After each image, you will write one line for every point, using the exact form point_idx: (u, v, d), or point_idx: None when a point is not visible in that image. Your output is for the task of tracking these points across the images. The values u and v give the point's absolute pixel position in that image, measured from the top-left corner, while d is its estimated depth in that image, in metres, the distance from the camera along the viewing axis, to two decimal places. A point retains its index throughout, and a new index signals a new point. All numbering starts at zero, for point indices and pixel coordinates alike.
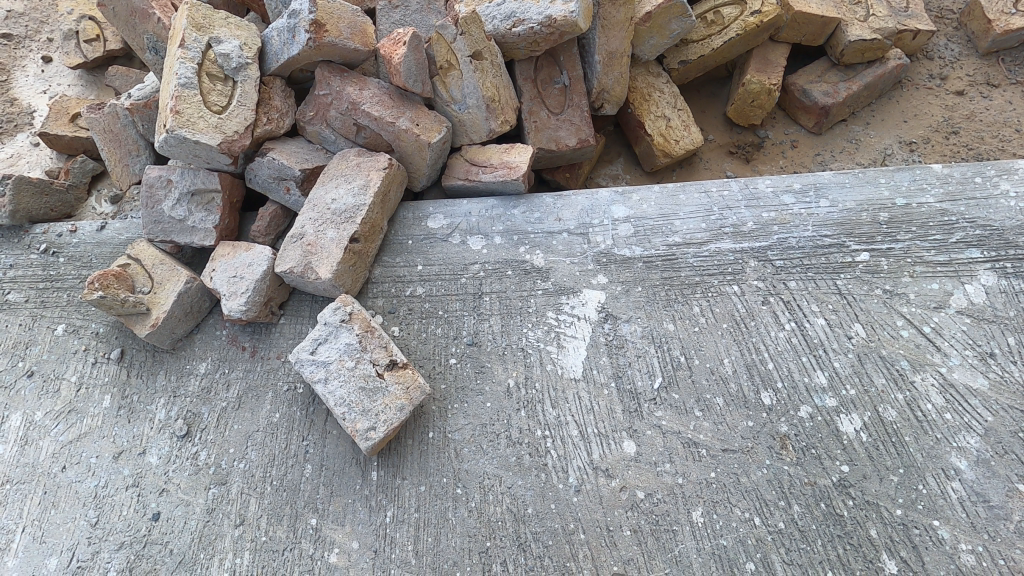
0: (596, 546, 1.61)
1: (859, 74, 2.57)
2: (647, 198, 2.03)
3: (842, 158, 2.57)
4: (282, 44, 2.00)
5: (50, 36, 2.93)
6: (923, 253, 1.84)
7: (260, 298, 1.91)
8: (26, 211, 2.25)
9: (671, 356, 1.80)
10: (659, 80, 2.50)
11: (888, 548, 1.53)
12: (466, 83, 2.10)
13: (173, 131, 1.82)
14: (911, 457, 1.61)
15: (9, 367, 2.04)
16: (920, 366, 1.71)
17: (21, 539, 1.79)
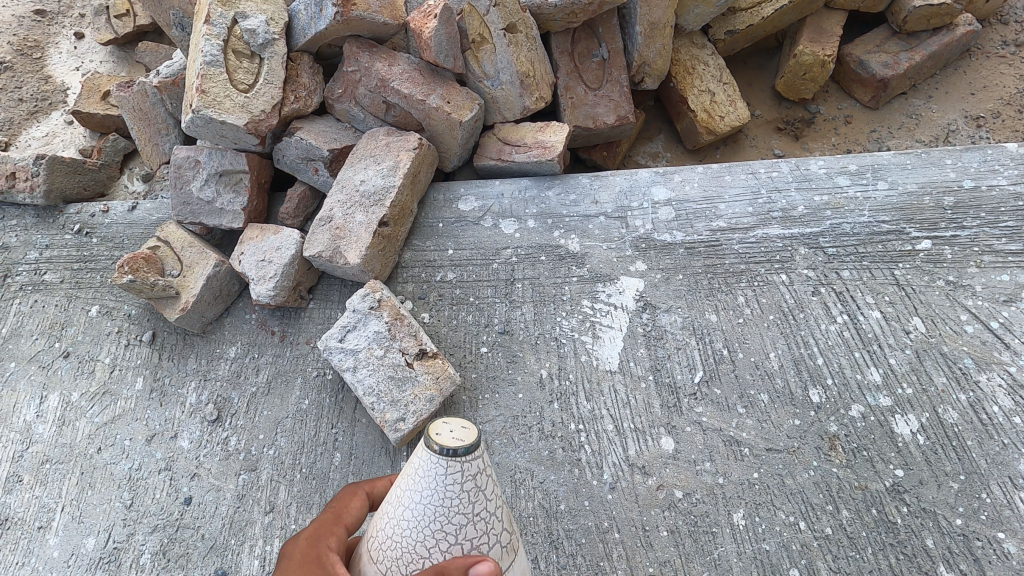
0: (631, 546, 1.53)
1: (923, 43, 2.38)
2: (689, 179, 1.92)
3: (900, 135, 2.40)
4: (309, 19, 1.92)
5: (83, 12, 2.91)
6: (993, 241, 1.71)
7: (289, 283, 1.87)
8: (60, 191, 2.25)
9: (713, 349, 1.71)
10: (703, 52, 2.36)
11: (946, 559, 1.43)
12: (500, 57, 2.01)
13: (199, 111, 1.77)
14: (973, 463, 1.50)
15: (46, 348, 2.05)
16: (986, 365, 1.59)
17: (59, 518, 1.80)
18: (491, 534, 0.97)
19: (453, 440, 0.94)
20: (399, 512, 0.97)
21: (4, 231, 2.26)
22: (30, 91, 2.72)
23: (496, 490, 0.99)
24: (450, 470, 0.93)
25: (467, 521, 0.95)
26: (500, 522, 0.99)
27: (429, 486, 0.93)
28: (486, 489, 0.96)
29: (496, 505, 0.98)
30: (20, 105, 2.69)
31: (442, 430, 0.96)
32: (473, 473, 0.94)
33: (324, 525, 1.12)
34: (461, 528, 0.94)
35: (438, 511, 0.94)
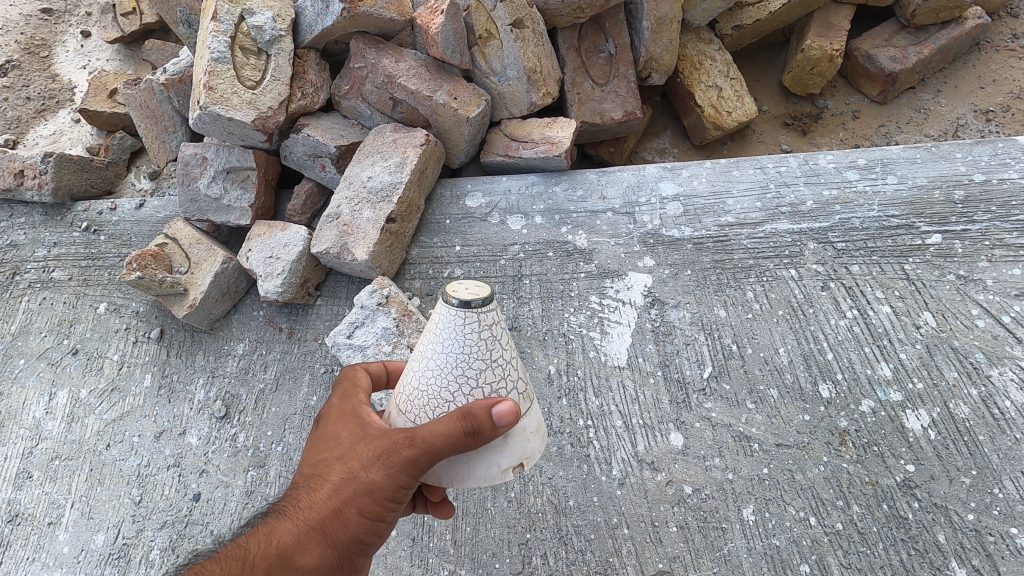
0: (641, 542, 1.52)
1: (932, 37, 2.37)
2: (698, 174, 1.92)
3: (909, 129, 2.38)
4: (316, 15, 1.92)
5: (90, 10, 2.92)
6: (1004, 235, 1.70)
7: (297, 279, 1.87)
8: (67, 189, 2.25)
9: (722, 344, 1.70)
10: (710, 47, 2.35)
11: (958, 556, 1.41)
12: (507, 53, 2.00)
13: (207, 108, 1.77)
14: (984, 458, 1.49)
15: (55, 345, 2.06)
16: (998, 359, 1.58)
17: (69, 514, 1.80)
18: (509, 380, 1.06)
19: (469, 294, 1.04)
20: (423, 363, 1.06)
21: (13, 229, 2.26)
22: (37, 90, 2.73)
23: (510, 343, 1.08)
24: (468, 321, 1.02)
25: (486, 367, 1.04)
26: (516, 371, 1.08)
27: (451, 336, 1.03)
28: (500, 339, 1.05)
29: (511, 355, 1.08)
30: (28, 103, 2.70)
31: (459, 290, 1.05)
32: (489, 323, 1.04)
33: (349, 387, 1.19)
34: (482, 371, 1.03)
35: (461, 356, 1.03)
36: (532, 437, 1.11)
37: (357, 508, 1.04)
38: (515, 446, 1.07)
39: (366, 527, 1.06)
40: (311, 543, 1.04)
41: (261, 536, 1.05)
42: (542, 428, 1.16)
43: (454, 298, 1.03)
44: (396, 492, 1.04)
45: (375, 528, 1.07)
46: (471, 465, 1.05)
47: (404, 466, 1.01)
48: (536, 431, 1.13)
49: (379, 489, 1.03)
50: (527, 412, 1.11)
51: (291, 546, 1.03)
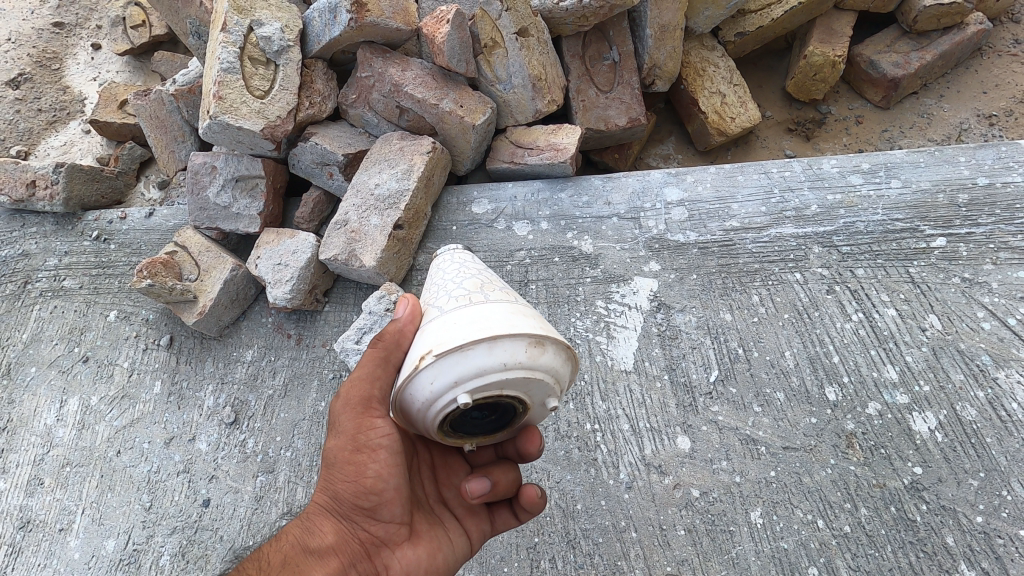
0: (649, 545, 1.53)
1: (934, 42, 2.38)
2: (702, 179, 1.93)
3: (912, 134, 2.39)
4: (323, 25, 1.95)
5: (100, 23, 2.96)
6: (1008, 238, 1.70)
7: (305, 286, 1.89)
8: (78, 199, 2.28)
9: (728, 348, 1.71)
10: (713, 54, 2.37)
11: (966, 558, 1.41)
12: (512, 61, 2.04)
13: (216, 117, 1.79)
14: (993, 461, 1.49)
15: (66, 353, 2.08)
16: (1004, 362, 1.58)
17: (80, 520, 1.82)
18: (445, 288, 1.15)
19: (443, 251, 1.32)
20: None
21: (24, 238, 2.29)
22: (48, 101, 2.77)
23: (461, 263, 1.21)
24: (431, 261, 1.29)
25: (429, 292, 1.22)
26: (456, 279, 1.16)
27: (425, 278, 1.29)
28: (443, 262, 1.23)
29: (464, 270, 1.18)
30: (39, 115, 2.74)
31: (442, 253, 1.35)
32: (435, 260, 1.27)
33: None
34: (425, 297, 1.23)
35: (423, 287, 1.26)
36: (450, 327, 1.06)
37: (338, 471, 1.20)
38: (424, 336, 1.09)
39: (355, 491, 1.19)
40: (318, 521, 1.20)
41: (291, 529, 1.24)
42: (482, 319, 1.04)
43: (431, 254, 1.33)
44: (354, 441, 1.19)
45: (362, 492, 1.19)
46: (401, 371, 1.13)
47: (347, 412, 1.20)
48: (470, 323, 1.05)
49: (344, 443, 1.20)
50: (464, 308, 1.09)
51: (302, 531, 1.19)
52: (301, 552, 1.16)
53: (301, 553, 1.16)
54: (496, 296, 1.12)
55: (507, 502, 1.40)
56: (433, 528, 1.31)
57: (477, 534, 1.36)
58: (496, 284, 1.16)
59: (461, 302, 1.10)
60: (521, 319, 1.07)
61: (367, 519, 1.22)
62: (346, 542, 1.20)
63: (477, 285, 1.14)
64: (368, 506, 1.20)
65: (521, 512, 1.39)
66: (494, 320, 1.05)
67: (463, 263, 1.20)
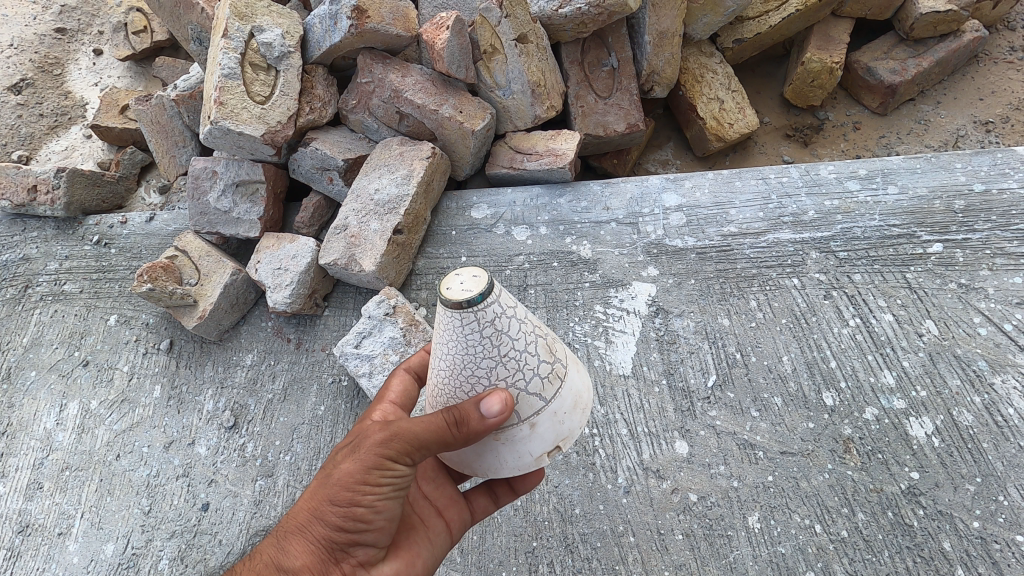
0: (647, 550, 1.53)
1: (930, 49, 2.40)
2: (700, 185, 1.95)
3: (910, 140, 2.41)
4: (324, 32, 1.96)
5: (101, 29, 2.97)
6: (1004, 244, 1.71)
7: (305, 290, 1.89)
8: (79, 204, 2.29)
9: (726, 353, 1.72)
10: (712, 60, 2.39)
11: (963, 563, 1.41)
12: (511, 68, 2.04)
13: (217, 123, 1.80)
14: (989, 466, 1.49)
15: (66, 356, 2.08)
16: (1000, 367, 1.59)
17: (80, 524, 1.82)
18: (528, 368, 1.07)
19: (462, 290, 1.02)
20: (439, 358, 1.08)
21: (25, 242, 2.30)
22: (50, 106, 2.78)
23: (524, 329, 1.06)
24: (469, 318, 1.02)
25: (496, 364, 1.05)
26: (535, 351, 1.08)
27: (459, 335, 1.04)
28: (507, 332, 1.04)
29: (530, 334, 1.08)
30: (41, 120, 2.75)
31: (452, 284, 1.03)
32: (489, 319, 1.02)
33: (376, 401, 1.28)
34: (489, 369, 1.05)
35: (474, 355, 1.04)
36: (566, 418, 1.12)
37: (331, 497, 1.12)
38: (544, 434, 1.09)
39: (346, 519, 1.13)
40: (294, 540, 1.13)
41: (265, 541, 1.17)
42: (581, 403, 1.15)
43: (449, 295, 1.02)
44: (366, 475, 1.10)
45: (352, 520, 1.12)
46: (500, 456, 1.12)
47: (375, 449, 1.10)
48: (574, 407, 1.14)
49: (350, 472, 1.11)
50: (564, 394, 1.12)
51: (277, 551, 1.13)
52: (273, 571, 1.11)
53: (273, 572, 1.10)
54: (561, 351, 1.14)
55: (487, 490, 1.40)
56: (413, 533, 1.29)
57: (457, 527, 1.36)
58: (546, 331, 1.14)
59: (561, 388, 1.10)
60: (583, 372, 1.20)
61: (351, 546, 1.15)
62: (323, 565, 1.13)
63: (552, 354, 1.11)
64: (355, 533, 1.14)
65: (501, 497, 1.40)
66: (583, 393, 1.17)
67: (524, 322, 1.07)
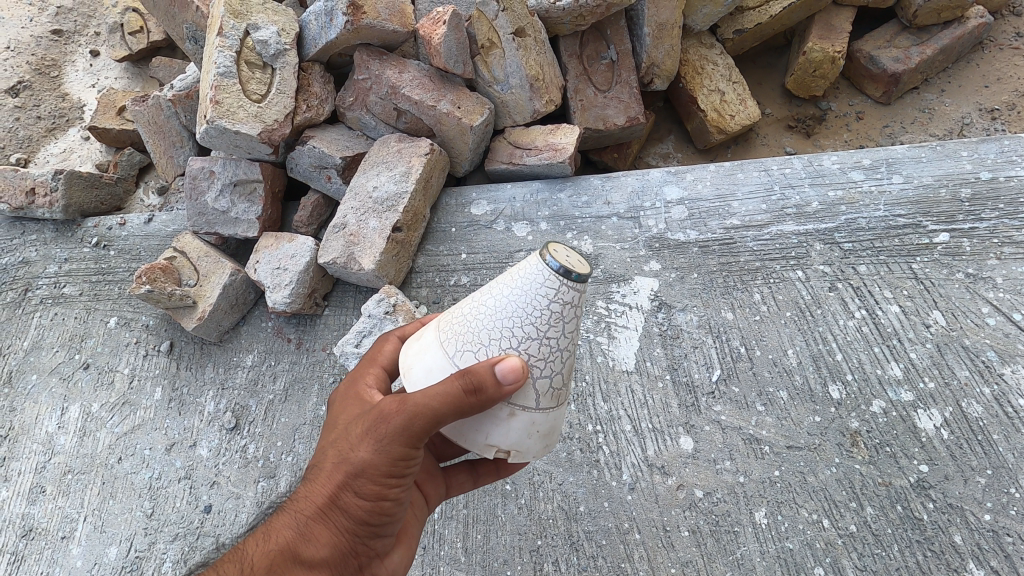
0: (653, 547, 1.51)
1: (934, 37, 2.37)
2: (702, 177, 1.92)
3: (914, 129, 2.38)
4: (320, 28, 1.95)
5: (98, 30, 2.96)
6: (1012, 232, 1.69)
7: (304, 289, 1.88)
8: (78, 206, 2.27)
9: (730, 347, 1.70)
10: (712, 51, 2.36)
11: (974, 557, 1.39)
12: (509, 62, 2.02)
13: (213, 122, 1.79)
14: (1000, 458, 1.47)
15: (67, 359, 2.07)
16: (1009, 358, 1.56)
17: (83, 527, 1.81)
18: (542, 364, 1.01)
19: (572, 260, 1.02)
20: (496, 309, 1.01)
21: (24, 245, 2.29)
22: (47, 109, 2.77)
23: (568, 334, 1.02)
24: (565, 295, 1.00)
25: (534, 341, 1.00)
26: (559, 363, 1.02)
27: (541, 301, 1.00)
28: (569, 319, 1.01)
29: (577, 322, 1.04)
30: (38, 123, 2.74)
31: (560, 252, 1.03)
32: (564, 301, 1.00)
33: (363, 366, 1.27)
34: (526, 339, 0.99)
35: (533, 323, 1.00)
36: (536, 435, 1.04)
37: (354, 487, 1.09)
38: (514, 426, 1.01)
39: (365, 508, 1.11)
40: (315, 530, 1.11)
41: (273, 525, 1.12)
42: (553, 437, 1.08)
43: (570, 270, 1.00)
44: (389, 469, 1.08)
45: (374, 512, 1.12)
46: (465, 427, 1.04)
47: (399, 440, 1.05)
48: (543, 434, 1.05)
49: (374, 466, 1.08)
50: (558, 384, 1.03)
51: (295, 535, 1.10)
52: (295, 563, 1.08)
53: (294, 565, 1.07)
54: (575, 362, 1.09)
55: (467, 467, 1.41)
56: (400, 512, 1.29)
57: (435, 498, 1.37)
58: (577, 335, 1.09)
59: (557, 405, 1.04)
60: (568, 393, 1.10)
61: (371, 535, 1.15)
62: (343, 556, 1.12)
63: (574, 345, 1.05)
64: (372, 523, 1.13)
65: (479, 475, 1.40)
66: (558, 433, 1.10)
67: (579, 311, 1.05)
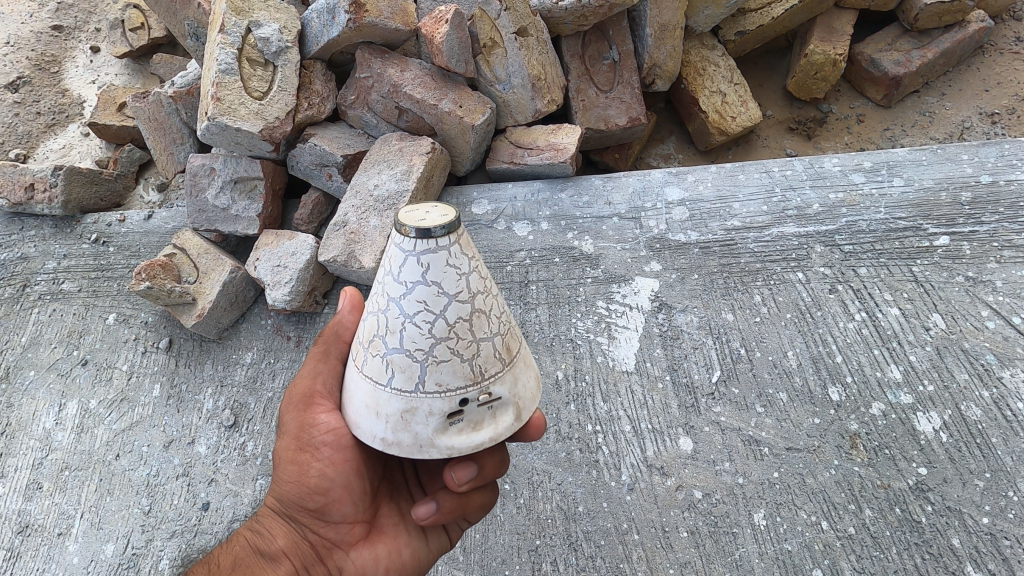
0: (651, 547, 1.51)
1: (935, 40, 2.37)
2: (703, 179, 1.93)
3: (914, 132, 2.38)
4: (322, 26, 1.95)
5: (98, 26, 2.95)
6: (1011, 236, 1.69)
7: (304, 288, 1.88)
8: (77, 202, 2.27)
9: (730, 349, 1.70)
10: (714, 53, 2.37)
11: (973, 560, 1.39)
12: (511, 61, 2.03)
13: (214, 119, 1.78)
14: (998, 461, 1.47)
15: (65, 356, 2.07)
16: (1009, 361, 1.57)
17: (80, 524, 1.80)
18: (388, 329, 1.00)
19: (431, 220, 0.98)
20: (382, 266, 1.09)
21: (22, 241, 2.28)
22: (47, 104, 2.76)
23: (417, 305, 0.97)
24: (403, 256, 0.97)
25: (383, 302, 1.01)
26: (404, 333, 0.98)
27: (387, 260, 1.01)
28: (410, 279, 0.97)
29: (388, 291, 1.00)
30: (38, 118, 2.73)
31: (424, 214, 1.00)
32: (403, 259, 0.98)
33: None
34: (378, 296, 1.02)
35: (381, 284, 1.02)
36: (386, 410, 1.03)
37: (283, 472, 1.18)
38: (364, 388, 1.06)
39: (300, 492, 1.17)
40: (268, 523, 1.20)
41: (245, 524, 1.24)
42: (421, 429, 1.01)
43: (405, 227, 0.97)
44: (296, 442, 1.17)
45: (309, 495, 1.17)
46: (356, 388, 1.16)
47: (293, 411, 1.19)
48: (397, 417, 1.02)
49: (287, 444, 1.18)
50: (360, 334, 1.08)
51: (254, 534, 1.19)
52: (252, 555, 1.16)
53: (251, 555, 1.16)
54: (387, 351, 1.00)
55: None
56: (400, 520, 1.29)
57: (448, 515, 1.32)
58: (396, 322, 0.98)
59: (403, 380, 1.00)
60: (369, 377, 1.04)
61: (317, 521, 1.20)
62: (298, 544, 1.19)
63: (381, 315, 1.01)
64: (316, 507, 1.18)
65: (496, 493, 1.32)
66: (434, 433, 1.02)
67: (394, 281, 0.98)
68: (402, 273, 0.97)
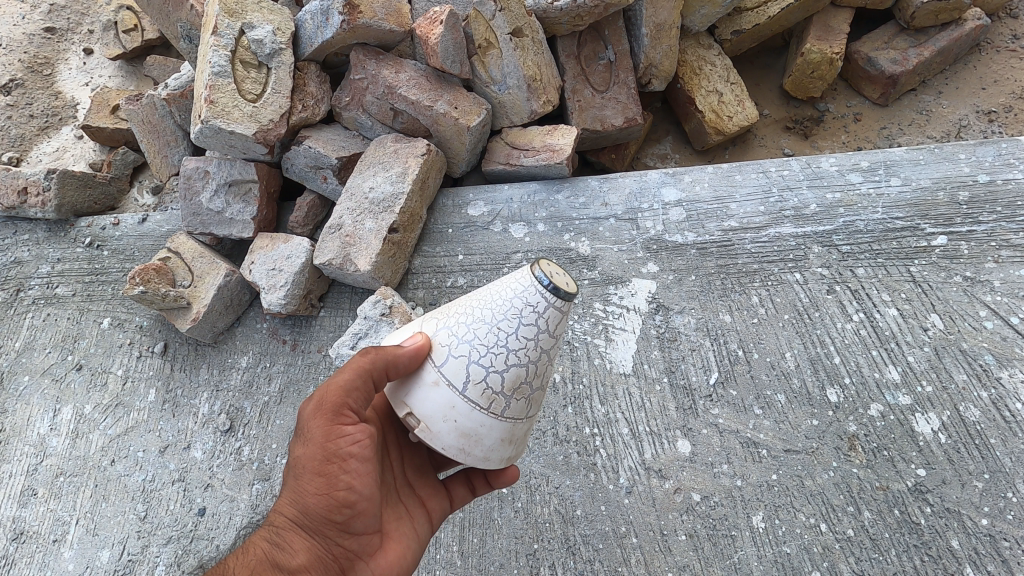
0: (650, 551, 1.51)
1: (932, 38, 2.37)
2: (700, 179, 1.92)
3: (911, 131, 2.38)
4: (316, 28, 1.93)
5: (91, 28, 2.94)
6: (1010, 236, 1.69)
7: (300, 291, 1.86)
8: (70, 206, 2.25)
9: (728, 350, 1.69)
10: (710, 52, 2.36)
11: (972, 562, 1.39)
12: (506, 62, 2.01)
13: (207, 122, 1.77)
14: (997, 462, 1.47)
15: (59, 361, 2.05)
16: (1007, 361, 1.56)
17: (75, 531, 1.79)
18: (536, 373, 1.10)
19: (563, 279, 1.09)
20: (491, 321, 1.07)
21: (16, 245, 2.27)
22: (40, 107, 2.74)
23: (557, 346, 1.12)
24: (560, 311, 1.08)
25: (532, 354, 1.08)
26: (547, 371, 1.12)
27: (534, 319, 1.07)
28: (559, 329, 1.10)
29: (540, 343, 1.08)
30: (31, 121, 2.71)
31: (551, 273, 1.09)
32: (556, 316, 1.08)
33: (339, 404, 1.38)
34: (521, 350, 1.07)
35: (528, 339, 1.07)
36: (517, 436, 1.13)
37: (307, 484, 1.18)
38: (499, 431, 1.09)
39: (327, 504, 1.17)
40: (289, 538, 1.17)
41: (255, 536, 1.20)
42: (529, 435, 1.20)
43: (561, 289, 1.06)
44: (325, 454, 1.17)
45: (337, 506, 1.17)
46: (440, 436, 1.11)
47: (318, 419, 1.18)
48: (525, 434, 1.16)
49: (313, 454, 1.18)
50: (486, 387, 1.07)
51: (272, 547, 1.16)
52: (273, 569, 1.14)
53: (271, 569, 1.14)
54: (532, 390, 1.11)
55: (465, 479, 1.42)
56: (403, 524, 1.31)
57: (440, 514, 1.38)
58: (545, 364, 1.11)
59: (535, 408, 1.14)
60: (511, 417, 1.09)
61: (342, 533, 1.20)
62: (321, 558, 1.18)
63: (530, 365, 1.08)
64: (342, 519, 1.19)
65: (479, 486, 1.42)
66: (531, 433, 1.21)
67: (548, 334, 1.08)
68: (554, 326, 1.09)
